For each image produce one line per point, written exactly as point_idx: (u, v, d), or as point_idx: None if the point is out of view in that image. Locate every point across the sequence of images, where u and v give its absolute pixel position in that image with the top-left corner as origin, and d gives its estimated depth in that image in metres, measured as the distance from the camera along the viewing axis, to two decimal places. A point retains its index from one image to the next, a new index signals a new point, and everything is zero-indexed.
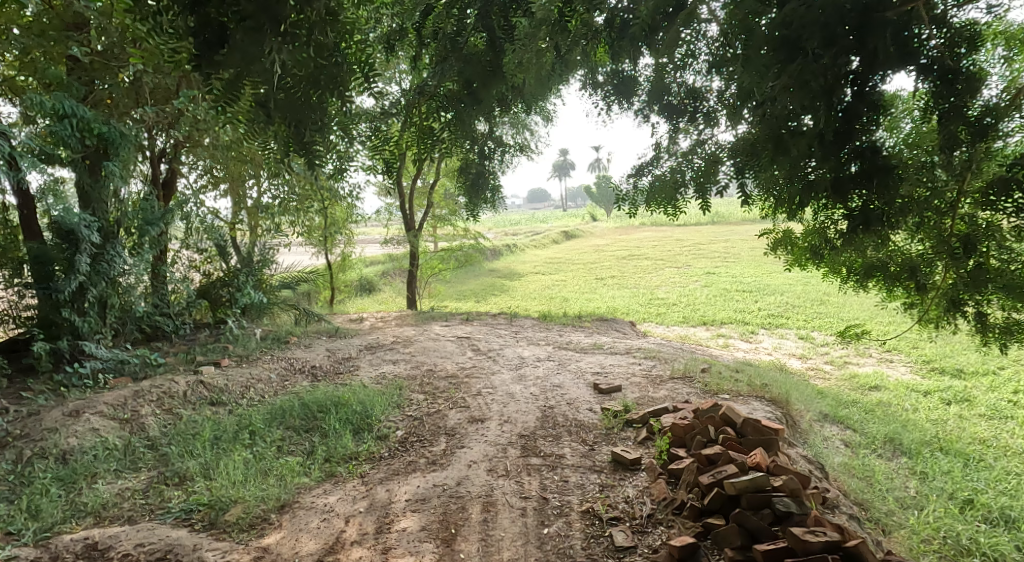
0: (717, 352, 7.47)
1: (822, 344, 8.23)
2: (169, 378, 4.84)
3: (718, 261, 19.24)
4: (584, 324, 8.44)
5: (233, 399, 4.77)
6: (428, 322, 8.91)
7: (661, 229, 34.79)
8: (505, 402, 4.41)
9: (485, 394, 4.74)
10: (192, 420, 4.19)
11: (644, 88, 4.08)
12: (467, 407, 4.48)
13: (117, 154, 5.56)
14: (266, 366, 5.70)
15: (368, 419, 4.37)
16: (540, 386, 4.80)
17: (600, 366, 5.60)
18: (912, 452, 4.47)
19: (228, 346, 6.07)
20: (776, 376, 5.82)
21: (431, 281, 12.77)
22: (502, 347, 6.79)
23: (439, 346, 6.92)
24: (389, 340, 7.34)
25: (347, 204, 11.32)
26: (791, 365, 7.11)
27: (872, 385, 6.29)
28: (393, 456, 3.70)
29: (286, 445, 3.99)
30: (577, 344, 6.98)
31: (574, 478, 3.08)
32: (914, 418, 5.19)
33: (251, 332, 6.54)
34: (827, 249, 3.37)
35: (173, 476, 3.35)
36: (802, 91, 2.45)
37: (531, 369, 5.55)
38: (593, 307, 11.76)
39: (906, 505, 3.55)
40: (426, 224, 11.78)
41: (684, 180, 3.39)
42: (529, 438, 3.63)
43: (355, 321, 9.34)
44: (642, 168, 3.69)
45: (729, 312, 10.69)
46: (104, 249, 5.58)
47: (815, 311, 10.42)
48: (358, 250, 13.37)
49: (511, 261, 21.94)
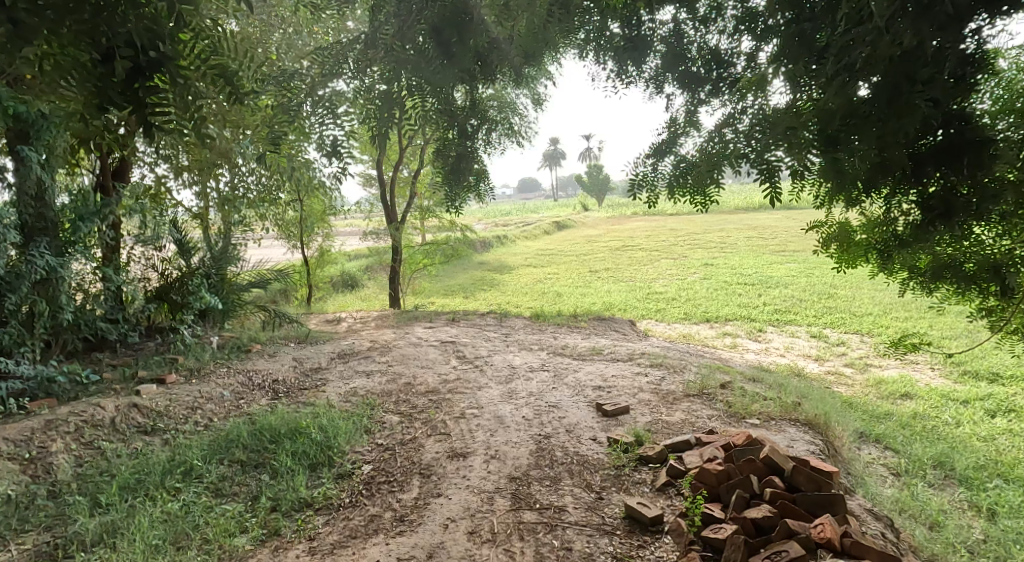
0: (727, 354, 6.81)
1: (837, 344, 7.60)
2: (97, 400, 4.12)
3: (715, 252, 18.60)
4: (581, 324, 7.76)
5: (171, 426, 4.06)
6: (411, 323, 8.19)
7: (654, 219, 34.16)
8: (492, 429, 3.72)
9: (469, 417, 4.05)
10: (115, 459, 3.49)
11: (658, 49, 3.37)
12: (447, 435, 3.79)
13: (38, 138, 4.83)
14: (220, 381, 4.98)
15: (329, 452, 3.66)
16: (534, 406, 4.11)
17: (602, 378, 4.91)
18: (968, 481, 3.81)
19: (178, 357, 5.34)
20: (798, 386, 5.16)
21: (416, 277, 12.04)
22: (491, 353, 6.10)
23: (421, 352, 6.21)
24: (365, 347, 6.62)
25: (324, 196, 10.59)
26: (809, 369, 6.46)
27: (902, 392, 5.63)
28: (353, 506, 3.01)
29: (225, 488, 3.29)
30: (573, 349, 6.30)
31: (579, 546, 2.41)
32: (959, 434, 4.54)
33: (207, 341, 5.81)
34: (894, 245, 2.68)
35: (68, 545, 2.65)
36: (925, 19, 1.91)
37: (523, 383, 4.86)
38: (589, 304, 11.10)
39: (982, 558, 2.89)
40: (410, 216, 11.07)
41: (719, 164, 2.68)
42: (521, 483, 2.95)
43: (331, 323, 8.61)
44: (669, 148, 3.00)
45: (732, 308, 10.04)
46: (27, 248, 4.95)
47: (825, 306, 9.79)
48: (338, 244, 12.61)
49: (502, 254, 21.22)
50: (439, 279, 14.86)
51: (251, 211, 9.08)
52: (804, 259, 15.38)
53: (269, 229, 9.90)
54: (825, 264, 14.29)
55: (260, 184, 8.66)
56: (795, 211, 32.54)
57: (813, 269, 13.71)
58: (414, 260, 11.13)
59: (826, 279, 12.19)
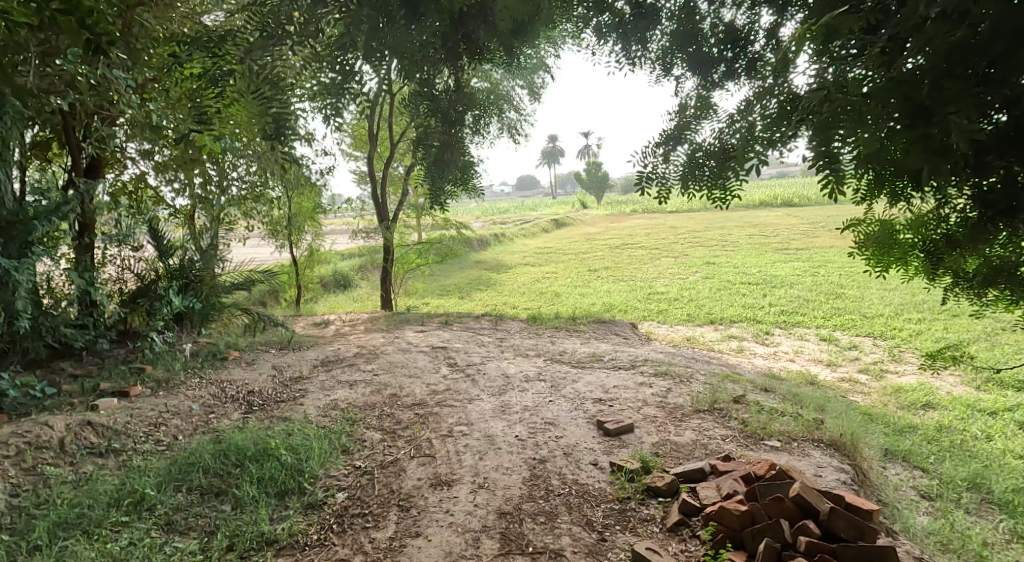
0: (734, 360, 6.44)
1: (849, 348, 7.23)
2: (48, 418, 3.75)
3: (717, 250, 18.23)
4: (579, 327, 7.39)
5: (129, 446, 3.69)
6: (402, 327, 7.81)
7: (654, 217, 33.75)
8: (481, 451, 3.34)
9: (457, 435, 3.68)
10: (58, 489, 3.12)
11: (668, 25, 2.98)
12: (431, 457, 3.42)
13: None
14: (190, 394, 4.61)
15: (299, 477, 3.28)
16: (528, 423, 3.74)
17: (603, 389, 4.54)
18: (1008, 506, 3.44)
19: (146, 367, 4.96)
20: (814, 397, 4.79)
21: (409, 277, 11.66)
22: (485, 360, 5.73)
23: (410, 359, 5.83)
24: (351, 353, 6.24)
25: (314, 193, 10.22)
26: (821, 376, 6.10)
27: (923, 401, 5.26)
28: (320, 547, 2.66)
29: (179, 523, 2.93)
30: (571, 355, 5.92)
31: None
32: (990, 451, 4.18)
33: (180, 348, 5.42)
34: (941, 247, 2.32)
35: None
36: None
37: (517, 395, 4.48)
38: (588, 305, 10.72)
39: None
40: (402, 214, 10.69)
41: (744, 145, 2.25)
42: (511, 520, 2.59)
43: (318, 327, 8.23)
44: (682, 135, 2.61)
45: (737, 309, 9.67)
46: None
47: (834, 307, 9.43)
48: (328, 243, 12.22)
49: (499, 252, 20.83)
50: (433, 279, 14.46)
51: (236, 209, 8.70)
52: (809, 258, 15.00)
53: (255, 227, 9.52)
54: (830, 263, 13.93)
55: (251, 181, 8.33)
56: (796, 208, 32.17)
57: (818, 268, 13.35)
58: (406, 260, 10.75)
59: (833, 279, 11.83)
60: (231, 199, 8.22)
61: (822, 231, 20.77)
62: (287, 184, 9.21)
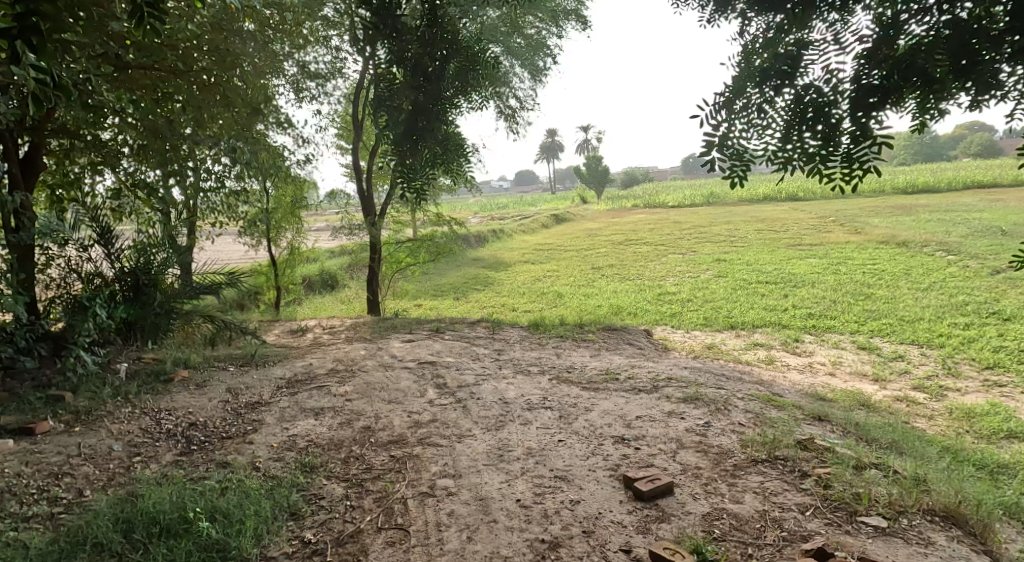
0: (767, 376, 5.58)
1: (895, 359, 6.37)
2: None
3: (725, 246, 17.39)
4: (588, 336, 6.51)
5: (12, 515, 2.83)
6: (387, 335, 6.93)
7: (656, 212, 32.91)
8: (469, 527, 2.49)
9: (439, 498, 2.81)
10: None
11: None
12: (403, 532, 2.56)
13: None
14: (114, 429, 3.74)
15: None
16: (532, 480, 2.87)
17: (624, 424, 3.66)
18: None
19: (66, 394, 4.08)
20: (881, 431, 3.92)
21: (399, 277, 10.77)
22: (479, 380, 4.86)
23: (391, 379, 4.96)
24: (324, 369, 5.37)
25: (295, 184, 9.36)
26: (871, 395, 5.24)
27: (1004, 429, 4.40)
28: None
29: None
30: (582, 374, 5.05)
31: None
32: None
33: (115, 369, 4.55)
34: None
35: None
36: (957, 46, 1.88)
37: (519, 432, 3.62)
38: (593, 308, 9.83)
39: None
40: (390, 209, 9.83)
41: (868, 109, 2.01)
42: None
43: (294, 336, 7.37)
44: (779, 76, 2.11)
45: (758, 312, 8.81)
46: None
47: (865, 309, 8.58)
48: (313, 240, 11.34)
49: (497, 249, 19.93)
50: (427, 279, 13.59)
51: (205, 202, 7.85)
52: (825, 254, 14.15)
53: (226, 221, 8.63)
54: (849, 259, 13.09)
55: (222, 170, 7.46)
56: (802, 203, 31.33)
57: (837, 265, 12.51)
58: (395, 259, 9.88)
59: (858, 278, 10.97)
60: (202, 193, 7.37)
61: (833, 226, 19.98)
62: (264, 174, 8.36)
